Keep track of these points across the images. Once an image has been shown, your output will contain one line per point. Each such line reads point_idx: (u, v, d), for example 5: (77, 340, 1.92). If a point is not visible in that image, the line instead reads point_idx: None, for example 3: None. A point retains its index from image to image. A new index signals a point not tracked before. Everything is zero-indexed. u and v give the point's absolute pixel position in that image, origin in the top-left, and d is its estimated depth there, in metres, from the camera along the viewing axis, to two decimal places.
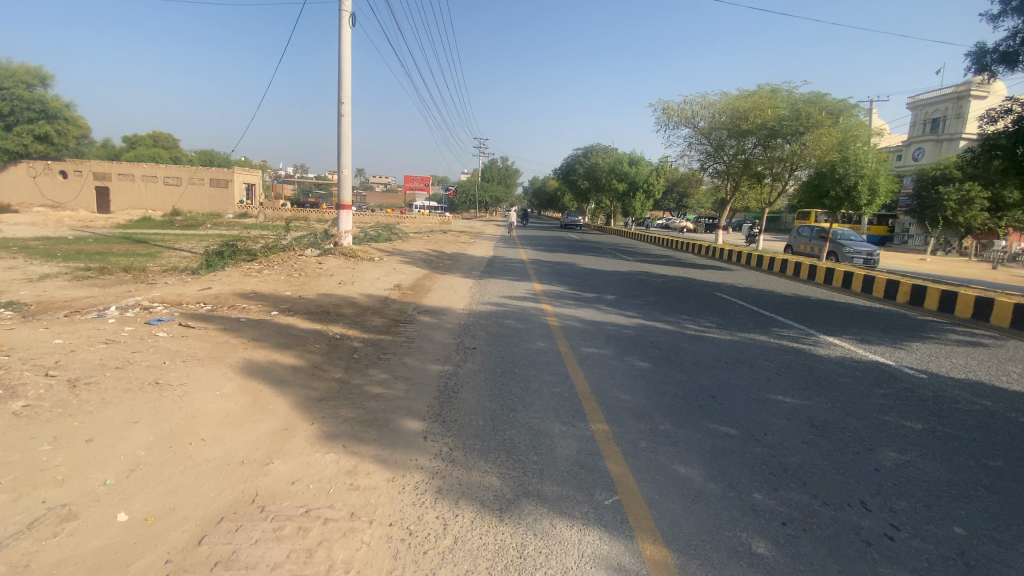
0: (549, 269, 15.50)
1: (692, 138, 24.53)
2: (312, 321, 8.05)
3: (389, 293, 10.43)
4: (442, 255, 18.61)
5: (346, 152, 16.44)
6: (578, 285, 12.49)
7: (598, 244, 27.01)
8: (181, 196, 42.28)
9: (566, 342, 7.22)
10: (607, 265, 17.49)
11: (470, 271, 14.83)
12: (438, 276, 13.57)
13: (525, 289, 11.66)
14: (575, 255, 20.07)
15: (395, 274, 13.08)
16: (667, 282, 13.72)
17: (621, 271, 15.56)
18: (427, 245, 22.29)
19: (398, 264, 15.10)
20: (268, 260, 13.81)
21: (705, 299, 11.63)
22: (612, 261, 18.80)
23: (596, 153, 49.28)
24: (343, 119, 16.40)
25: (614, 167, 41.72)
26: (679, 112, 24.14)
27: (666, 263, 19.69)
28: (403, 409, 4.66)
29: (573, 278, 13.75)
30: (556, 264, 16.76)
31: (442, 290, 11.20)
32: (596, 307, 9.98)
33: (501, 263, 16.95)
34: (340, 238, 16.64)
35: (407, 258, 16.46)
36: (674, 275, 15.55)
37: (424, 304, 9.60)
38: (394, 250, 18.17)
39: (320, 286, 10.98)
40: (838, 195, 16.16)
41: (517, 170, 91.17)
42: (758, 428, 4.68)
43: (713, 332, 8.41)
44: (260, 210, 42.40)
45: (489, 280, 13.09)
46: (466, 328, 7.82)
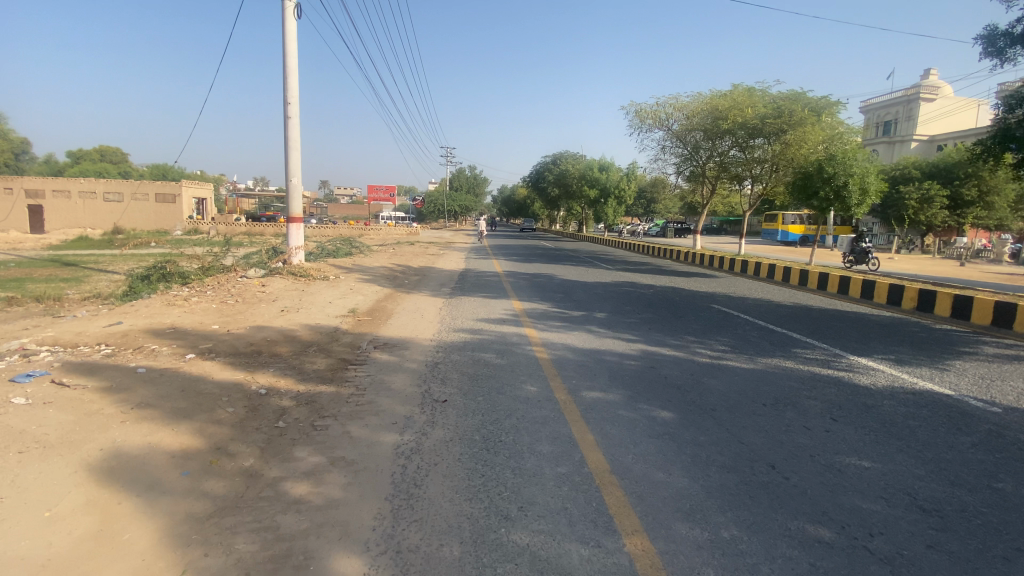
0: (527, 283, 13.97)
1: (666, 141, 23.47)
2: (236, 366, 6.33)
3: (341, 321, 8.72)
4: (407, 270, 16.86)
5: (294, 158, 14.65)
6: (561, 301, 11.01)
7: (574, 253, 25.64)
8: (123, 213, 39.28)
9: (561, 382, 5.69)
10: (589, 275, 16.09)
11: (439, 288, 13.18)
12: (402, 296, 11.87)
13: (502, 308, 10.10)
14: (551, 266, 18.63)
15: (351, 296, 11.31)
16: (657, 294, 12.42)
17: (604, 283, 14.18)
18: (392, 259, 20.51)
19: (357, 282, 13.33)
20: (201, 284, 11.88)
21: (705, 312, 10.33)
22: (593, 270, 17.43)
23: (565, 159, 48.35)
24: (289, 122, 14.60)
25: (584, 173, 40.71)
26: (653, 114, 23.05)
27: (649, 271, 18.41)
28: (335, 531, 3.03)
29: (554, 292, 12.25)
30: (534, 277, 15.24)
31: (404, 315, 9.52)
32: (587, 328, 8.50)
33: (473, 277, 15.36)
34: (290, 256, 14.77)
35: (366, 275, 14.69)
36: (662, 285, 14.26)
37: (382, 335, 7.92)
38: (354, 266, 16.37)
39: (258, 316, 9.19)
40: (827, 195, 15.08)
41: (486, 179, 89.69)
42: (858, 525, 3.23)
43: (732, 359, 7.03)
44: (213, 226, 39.55)
45: (460, 298, 11.48)
46: (433, 369, 6.19)
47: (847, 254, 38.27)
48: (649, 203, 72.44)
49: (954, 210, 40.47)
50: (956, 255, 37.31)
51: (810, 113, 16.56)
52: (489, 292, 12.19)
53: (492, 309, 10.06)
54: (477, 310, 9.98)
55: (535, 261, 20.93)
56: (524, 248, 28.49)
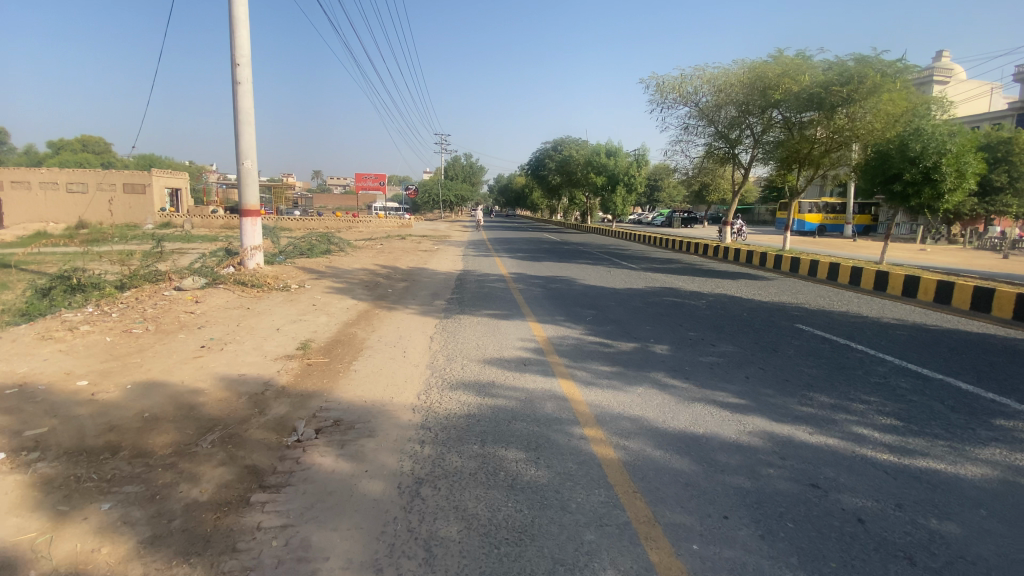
0: (544, 292, 11.02)
1: (691, 118, 20.42)
2: (45, 501, 3.42)
3: (279, 370, 5.75)
4: (393, 273, 13.82)
5: (245, 135, 11.52)
6: (596, 321, 8.07)
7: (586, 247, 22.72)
8: (88, 205, 35.96)
9: (672, 551, 2.79)
10: (617, 278, 13.17)
11: (430, 300, 10.19)
12: (381, 315, 8.88)
13: (517, 336, 7.20)
14: (565, 265, 15.68)
15: (311, 318, 8.32)
16: (715, 308, 9.52)
17: (638, 290, 11.29)
18: (378, 257, 17.55)
19: (325, 294, 10.33)
20: (112, 302, 8.91)
21: (798, 339, 7.43)
22: (618, 271, 14.49)
23: (567, 145, 45.18)
24: (238, 88, 11.40)
25: (589, 159, 37.43)
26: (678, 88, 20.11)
27: (681, 270, 15.52)
28: None
29: (581, 306, 9.31)
30: (548, 282, 12.34)
31: (378, 351, 6.58)
32: (654, 375, 5.58)
33: (473, 282, 12.42)
34: (244, 258, 11.82)
35: (341, 283, 11.69)
36: (710, 291, 11.40)
37: (337, 398, 4.98)
38: (326, 269, 13.39)
39: (161, 358, 6.23)
40: (914, 178, 12.18)
41: (482, 167, 86.10)
42: None
43: (926, 449, 4.11)
44: (186, 219, 36.22)
45: (458, 317, 8.53)
46: (414, 499, 3.26)
47: (871, 245, 35.40)
48: (652, 191, 69.18)
49: (981, 197, 37.41)
50: (987, 245, 34.31)
51: (884, 79, 13.58)
52: (497, 307, 9.25)
53: (504, 338, 7.11)
54: (483, 339, 7.05)
55: (544, 259, 17.91)
56: (528, 242, 25.43)
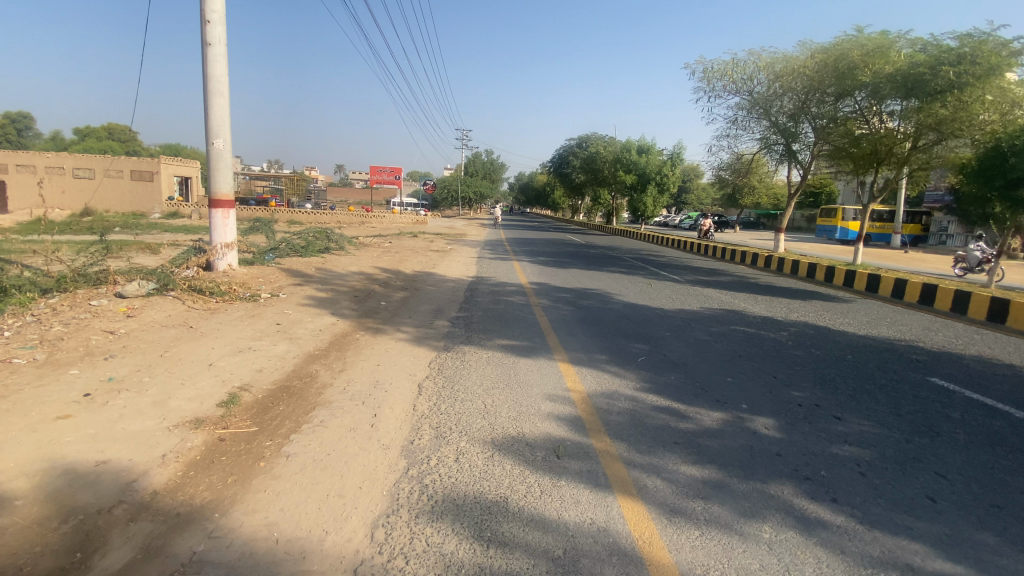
0: (575, 311, 8.72)
1: (743, 110, 18.02)
2: None
3: (166, 454, 3.61)
4: (394, 278, 11.66)
5: (217, 108, 9.49)
6: (653, 365, 5.79)
7: (616, 251, 20.43)
8: (95, 192, 34.74)
9: None
10: (661, 293, 10.82)
11: (431, 319, 7.97)
12: (361, 341, 6.68)
13: (542, 386, 5.00)
14: (595, 274, 13.43)
15: (265, 345, 6.17)
16: (804, 346, 7.14)
17: (692, 311, 8.99)
18: (381, 258, 15.51)
19: (301, 306, 8.20)
20: (20, 311, 6.90)
21: (953, 409, 5.09)
22: (662, 284, 12.13)
23: (593, 142, 42.82)
24: (208, 50, 9.34)
25: (618, 157, 35.04)
26: (731, 75, 17.75)
27: (734, 284, 13.13)
28: None
29: (626, 336, 7.02)
30: (577, 295, 10.11)
31: (336, 412, 4.40)
32: (776, 494, 3.32)
33: (486, 294, 10.25)
34: (213, 258, 9.81)
35: (326, 291, 9.55)
36: (784, 317, 9.05)
37: (230, 531, 2.84)
38: (315, 272, 11.35)
39: (12, 413, 4.16)
40: None
41: (503, 164, 83.92)
42: None
43: None
44: (194, 209, 34.78)
45: (462, 349, 6.30)
46: None
47: (926, 256, 32.20)
48: (679, 193, 66.04)
49: None
50: None
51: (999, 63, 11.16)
52: (515, 333, 7.00)
53: (526, 389, 4.89)
54: (494, 391, 4.83)
55: (570, 265, 15.61)
56: (550, 244, 23.13)
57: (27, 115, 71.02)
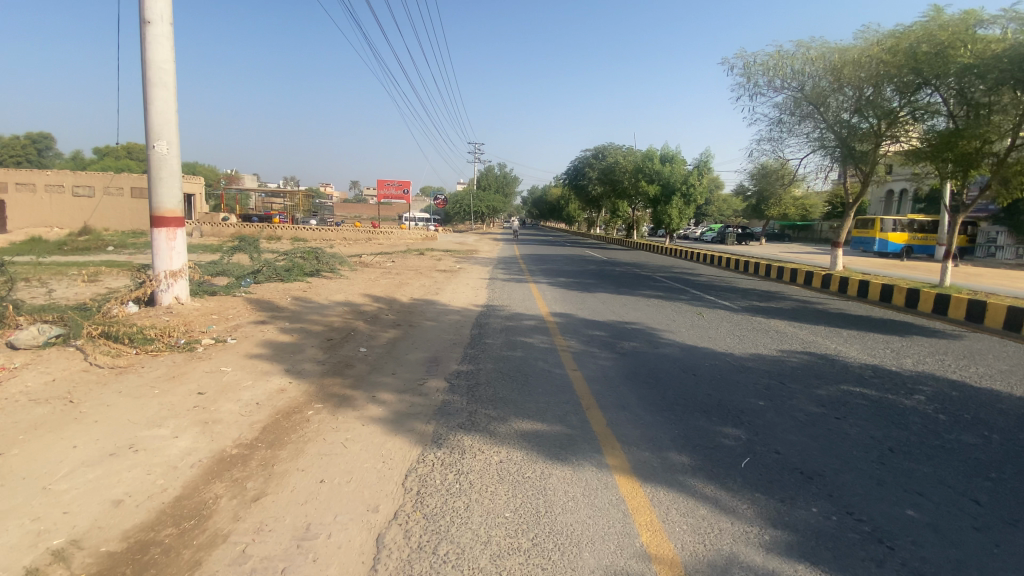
0: (617, 360, 6.47)
1: (792, 108, 16.04)
2: None
3: None
4: (385, 307, 9.48)
5: (158, 103, 7.55)
6: (772, 482, 3.55)
7: (646, 270, 18.15)
8: (94, 210, 33.33)
9: None
10: (720, 330, 8.53)
11: (423, 374, 5.76)
12: (313, 420, 4.51)
13: (598, 545, 2.76)
14: (630, 300, 11.18)
15: (161, 437, 4.06)
16: (969, 428, 4.83)
17: (775, 360, 6.71)
18: (378, 280, 13.40)
19: (249, 358, 6.06)
20: None
21: None
22: (715, 314, 9.84)
23: (612, 152, 40.71)
24: (147, 29, 7.43)
25: (640, 167, 32.81)
26: (780, 69, 15.73)
27: (800, 312, 10.80)
28: None
29: (704, 411, 4.78)
30: (617, 332, 7.86)
31: None
32: None
33: (499, 331, 8.04)
34: (155, 289, 7.79)
35: (294, 330, 7.41)
36: (901, 369, 6.70)
37: None
38: (289, 302, 9.24)
39: None
40: None
41: (516, 177, 82.10)
42: None
43: None
44: (195, 224, 32.90)
45: (462, 437, 4.09)
46: None
47: (981, 270, 29.30)
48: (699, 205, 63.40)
49: None
50: None
51: None
52: (541, 403, 4.77)
53: (569, 556, 2.67)
54: (512, 562, 2.63)
55: (597, 288, 13.38)
56: (569, 261, 20.96)
57: (45, 134, 71.16)
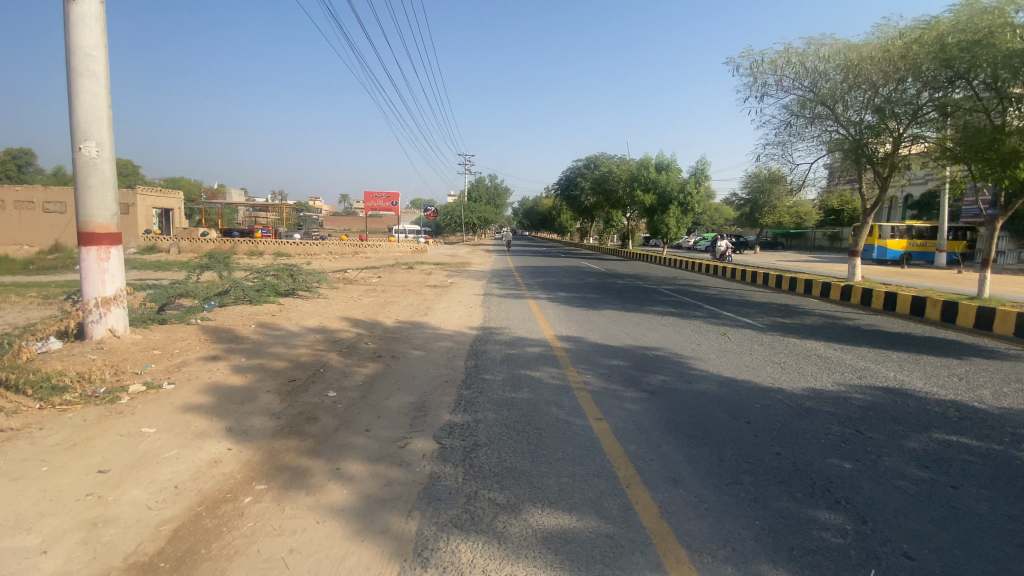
0: (647, 400, 5.25)
1: (801, 110, 15.20)
2: None
3: None
4: (365, 333, 8.21)
5: (86, 95, 6.40)
6: None
7: (650, 283, 17.01)
8: (67, 228, 31.37)
9: None
10: (755, 356, 7.36)
11: (405, 429, 4.49)
12: (248, 513, 3.24)
13: None
14: (644, 318, 10.00)
15: (18, 558, 2.80)
16: None
17: (837, 398, 5.52)
18: (361, 299, 12.09)
19: (184, 411, 4.77)
20: None
21: None
22: (742, 335, 8.68)
23: (606, 161, 39.86)
24: (72, 8, 6.30)
25: (636, 176, 31.87)
26: (791, 68, 14.85)
27: (834, 331, 9.66)
28: None
29: (781, 484, 3.59)
30: (638, 362, 6.64)
31: None
32: None
33: (498, 362, 6.77)
34: (84, 318, 6.49)
35: (250, 367, 6.11)
36: (988, 405, 5.53)
37: None
38: (253, 330, 7.92)
39: None
40: None
41: (507, 188, 81.17)
42: None
43: None
44: (173, 240, 31.27)
45: (456, 545, 2.85)
46: None
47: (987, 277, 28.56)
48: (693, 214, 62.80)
49: None
50: None
51: None
52: (564, 478, 3.55)
53: None
54: None
55: (603, 304, 12.18)
56: (567, 274, 19.79)
57: (27, 150, 69.46)
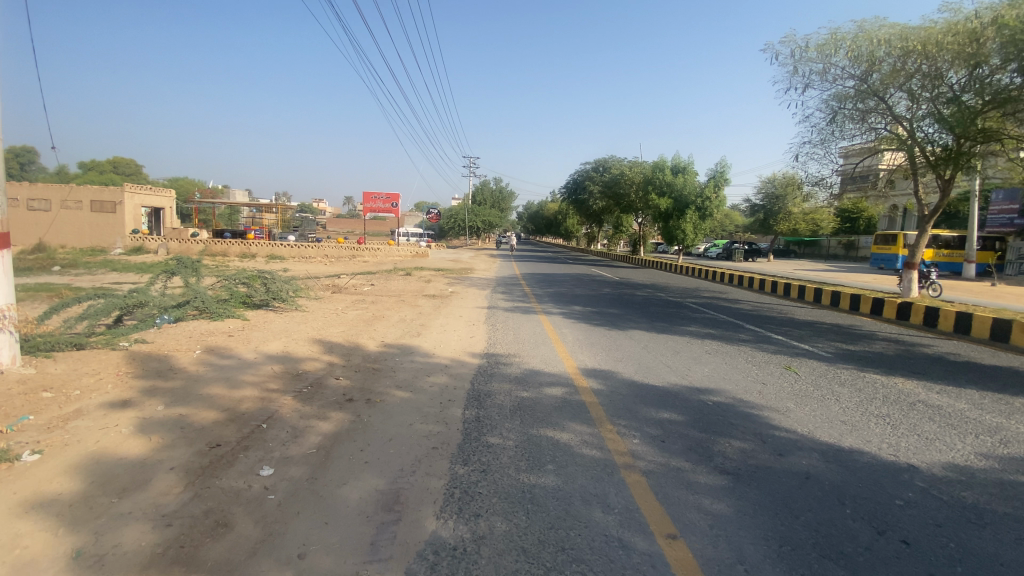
0: (730, 492, 3.54)
1: (848, 103, 13.59)
2: None
3: None
4: (338, 362, 6.52)
5: None
6: None
7: (674, 295, 15.21)
8: (50, 226, 29.08)
9: None
10: (843, 402, 5.64)
11: (362, 557, 2.78)
12: None
13: None
14: (682, 343, 8.25)
15: None
16: None
17: (1006, 488, 3.77)
18: (345, 313, 10.37)
19: (24, 510, 3.07)
20: None
21: None
22: (811, 368, 6.96)
23: (617, 164, 38.22)
24: None
25: (650, 178, 30.18)
26: (846, 55, 13.08)
27: (918, 362, 7.89)
28: None
29: None
30: (698, 417, 4.90)
31: None
32: None
33: (507, 411, 5.04)
34: None
35: (165, 423, 4.40)
36: None
37: None
38: (194, 358, 6.21)
39: None
40: None
41: (512, 191, 79.55)
42: None
43: None
44: (161, 241, 29.55)
45: None
46: None
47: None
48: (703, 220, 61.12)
49: None
50: None
51: None
52: None
53: None
54: None
55: (627, 321, 10.46)
56: (579, 283, 18.04)
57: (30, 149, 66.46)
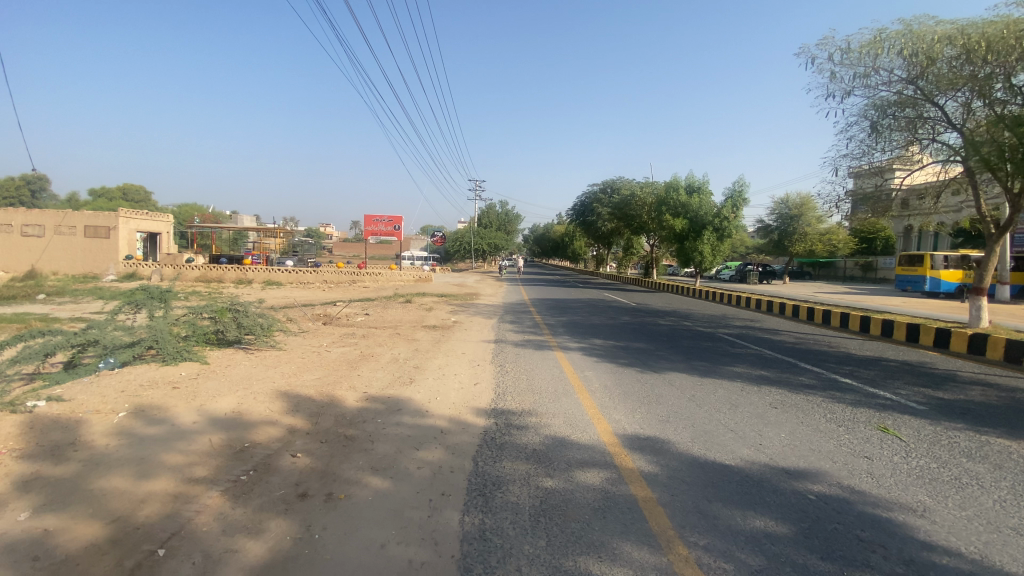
0: None
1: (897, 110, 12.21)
2: None
3: None
4: (302, 426, 4.99)
5: None
6: None
7: (702, 325, 13.62)
8: (43, 252, 28.35)
9: None
10: (993, 490, 4.06)
11: None
12: None
13: None
14: (736, 391, 6.69)
15: None
16: None
17: None
18: (329, 351, 8.89)
19: None
20: None
21: None
22: (914, 431, 5.37)
23: (627, 184, 37.00)
24: None
25: (663, 199, 28.82)
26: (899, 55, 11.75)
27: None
28: None
29: None
30: (806, 528, 3.34)
31: None
32: None
33: (525, 514, 3.50)
34: None
35: (12, 552, 2.93)
36: None
37: None
38: (112, 424, 4.77)
39: None
40: None
41: (518, 214, 78.63)
42: None
43: None
44: (155, 267, 28.40)
45: None
46: None
47: None
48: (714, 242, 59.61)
49: None
50: None
51: None
52: None
53: None
54: None
55: (658, 358, 8.91)
56: (594, 310, 16.52)
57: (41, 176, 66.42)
